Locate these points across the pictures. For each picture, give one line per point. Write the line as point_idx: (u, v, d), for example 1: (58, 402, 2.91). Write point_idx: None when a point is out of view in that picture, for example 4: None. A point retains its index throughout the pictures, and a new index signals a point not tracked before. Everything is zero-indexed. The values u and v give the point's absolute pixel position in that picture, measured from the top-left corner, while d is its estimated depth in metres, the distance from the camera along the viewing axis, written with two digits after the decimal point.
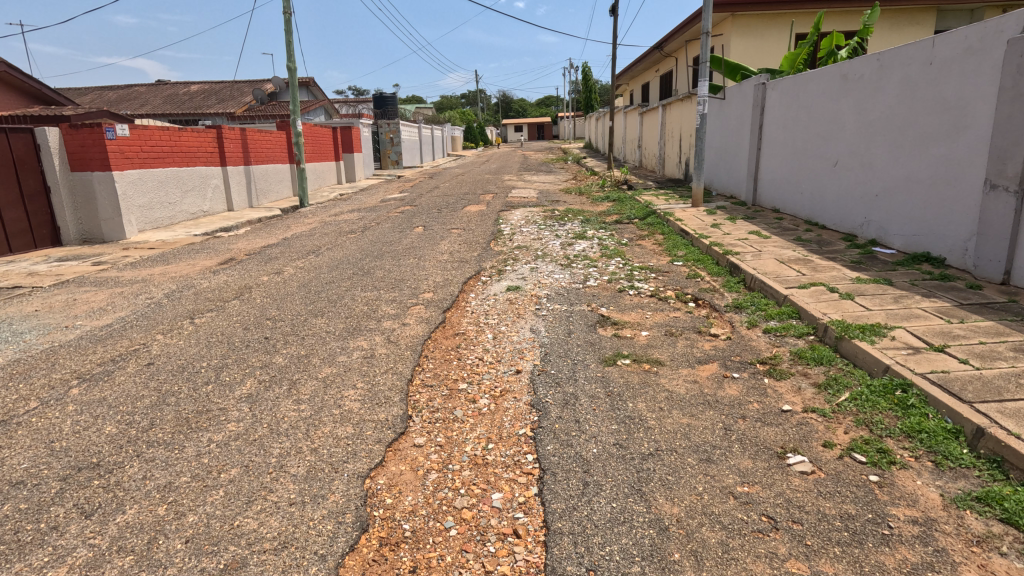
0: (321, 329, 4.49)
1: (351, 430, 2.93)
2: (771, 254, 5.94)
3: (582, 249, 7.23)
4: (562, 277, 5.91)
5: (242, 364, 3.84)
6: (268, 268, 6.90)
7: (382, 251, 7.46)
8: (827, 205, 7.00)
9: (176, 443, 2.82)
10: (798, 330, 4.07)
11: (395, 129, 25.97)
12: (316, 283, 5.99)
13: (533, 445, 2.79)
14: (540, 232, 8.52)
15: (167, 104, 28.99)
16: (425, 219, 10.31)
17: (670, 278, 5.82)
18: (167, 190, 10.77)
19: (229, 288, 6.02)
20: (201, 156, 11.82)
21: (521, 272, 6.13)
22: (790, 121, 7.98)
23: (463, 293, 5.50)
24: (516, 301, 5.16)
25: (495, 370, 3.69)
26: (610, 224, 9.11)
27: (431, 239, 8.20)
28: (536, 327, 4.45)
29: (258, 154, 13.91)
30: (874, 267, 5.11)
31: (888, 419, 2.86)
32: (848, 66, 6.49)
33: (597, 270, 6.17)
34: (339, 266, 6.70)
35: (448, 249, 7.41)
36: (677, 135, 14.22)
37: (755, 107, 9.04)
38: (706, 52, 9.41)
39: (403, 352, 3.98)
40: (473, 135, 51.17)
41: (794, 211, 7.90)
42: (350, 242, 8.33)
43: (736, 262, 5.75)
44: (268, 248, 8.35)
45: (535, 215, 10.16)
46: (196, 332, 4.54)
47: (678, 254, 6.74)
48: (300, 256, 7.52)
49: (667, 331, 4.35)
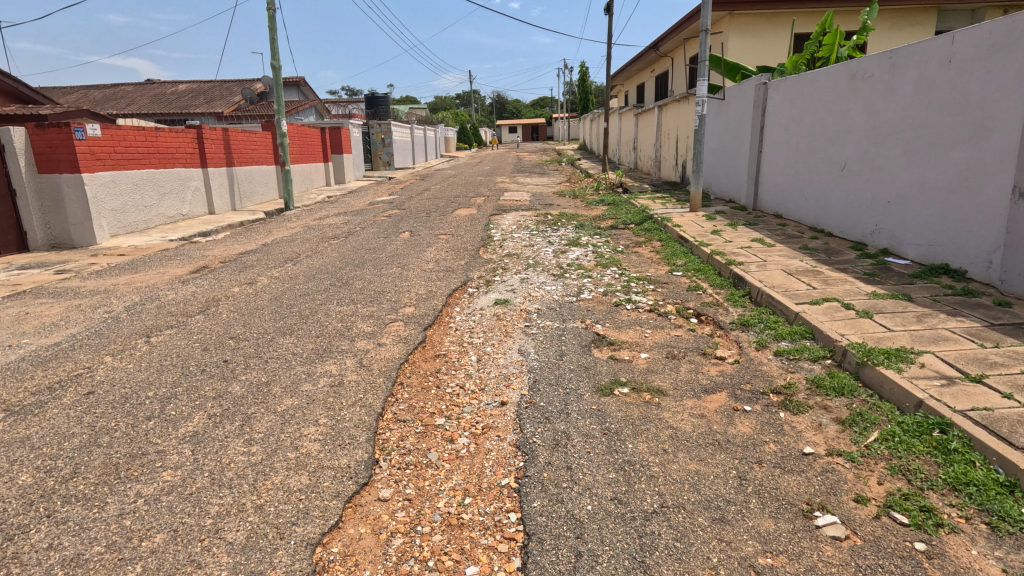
0: (288, 350, 4.07)
1: (306, 480, 2.52)
2: (777, 264, 5.57)
3: (576, 257, 6.83)
4: (554, 289, 5.51)
5: (193, 393, 3.41)
6: (242, 278, 6.48)
7: (364, 259, 7.04)
8: (833, 211, 6.65)
9: (98, 498, 2.40)
10: (813, 353, 3.69)
11: (386, 129, 25.43)
12: (290, 295, 5.57)
13: (517, 501, 2.39)
14: (532, 238, 8.12)
15: (154, 104, 28.42)
16: (413, 223, 9.89)
17: (670, 290, 5.44)
18: (142, 193, 10.30)
19: (196, 301, 5.58)
20: (180, 157, 11.36)
21: (510, 282, 5.73)
22: (793, 123, 7.64)
23: (447, 307, 5.09)
24: (504, 317, 4.76)
25: (478, 403, 3.29)
26: (605, 229, 8.72)
27: (417, 246, 7.78)
28: (525, 348, 4.05)
29: (241, 155, 13.44)
30: (890, 281, 4.74)
31: (927, 466, 2.48)
32: (856, 64, 6.14)
33: (592, 281, 5.77)
34: (317, 276, 6.28)
35: (434, 257, 7.00)
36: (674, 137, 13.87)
37: (756, 108, 8.70)
38: (705, 50, 9.04)
39: (375, 380, 3.56)
40: (467, 136, 50.76)
41: (798, 217, 7.55)
42: (332, 248, 7.91)
43: (740, 274, 5.37)
44: (244, 255, 7.91)
45: (527, 220, 9.76)
46: (149, 353, 4.11)
47: (678, 264, 6.35)
48: (276, 264, 7.10)
49: (668, 353, 3.96)
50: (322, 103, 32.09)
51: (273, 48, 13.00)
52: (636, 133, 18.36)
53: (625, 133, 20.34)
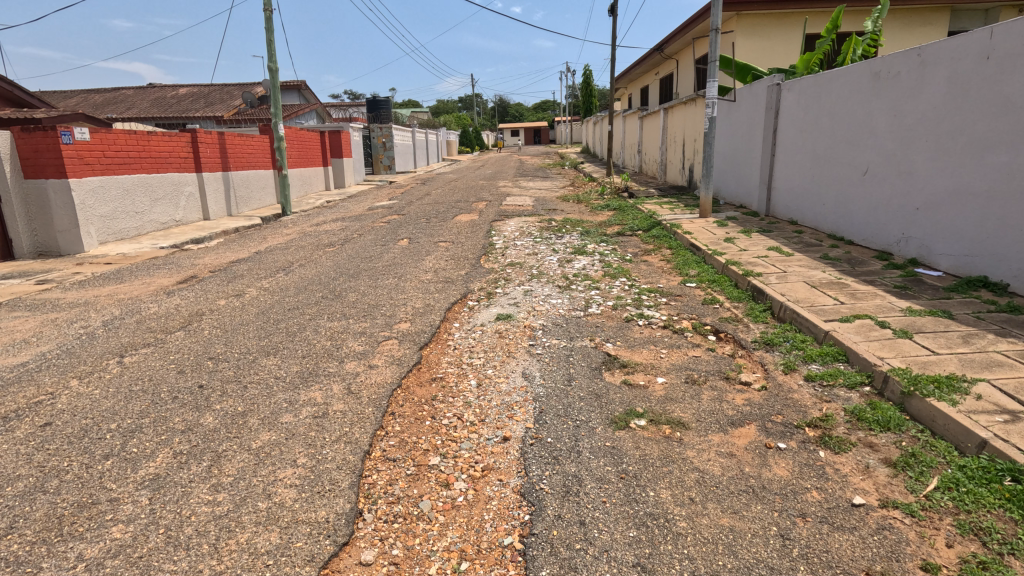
0: (271, 373, 3.72)
1: (276, 540, 2.17)
2: (799, 276, 5.21)
3: (583, 267, 6.47)
4: (560, 302, 5.16)
5: (160, 426, 3.06)
6: (229, 289, 6.15)
7: (359, 269, 6.70)
8: (854, 218, 6.30)
9: (31, 563, 2.06)
10: (850, 379, 3.33)
11: (387, 133, 25.12)
12: (278, 309, 5.23)
13: (522, 567, 2.04)
14: (535, 246, 7.77)
15: (154, 108, 28.21)
16: (412, 230, 9.56)
17: (684, 303, 5.08)
18: (134, 198, 10.00)
19: (179, 315, 5.24)
20: (174, 162, 11.06)
21: (513, 295, 5.38)
22: (809, 125, 7.30)
23: (445, 323, 4.75)
24: (506, 334, 4.40)
25: (477, 438, 2.93)
26: (612, 236, 8.37)
27: (416, 255, 7.44)
28: (529, 371, 3.69)
29: (238, 159, 13.15)
30: (925, 295, 4.38)
31: (1004, 525, 2.11)
32: (880, 62, 5.80)
33: (600, 293, 5.42)
34: (308, 287, 5.95)
35: (433, 267, 6.66)
36: (680, 140, 13.53)
37: (769, 110, 8.35)
38: (715, 49, 8.69)
39: (363, 410, 3.20)
40: (469, 140, 50.48)
41: (814, 224, 7.21)
42: (326, 257, 7.57)
43: (760, 286, 5.01)
44: (235, 264, 7.58)
45: (530, 226, 9.41)
46: (119, 377, 3.76)
47: (691, 274, 6.00)
48: (267, 274, 6.77)
49: (688, 377, 3.60)
50: (323, 107, 31.88)
51: (269, 49, 12.71)
52: (641, 136, 18.03)
53: (629, 136, 20.02)
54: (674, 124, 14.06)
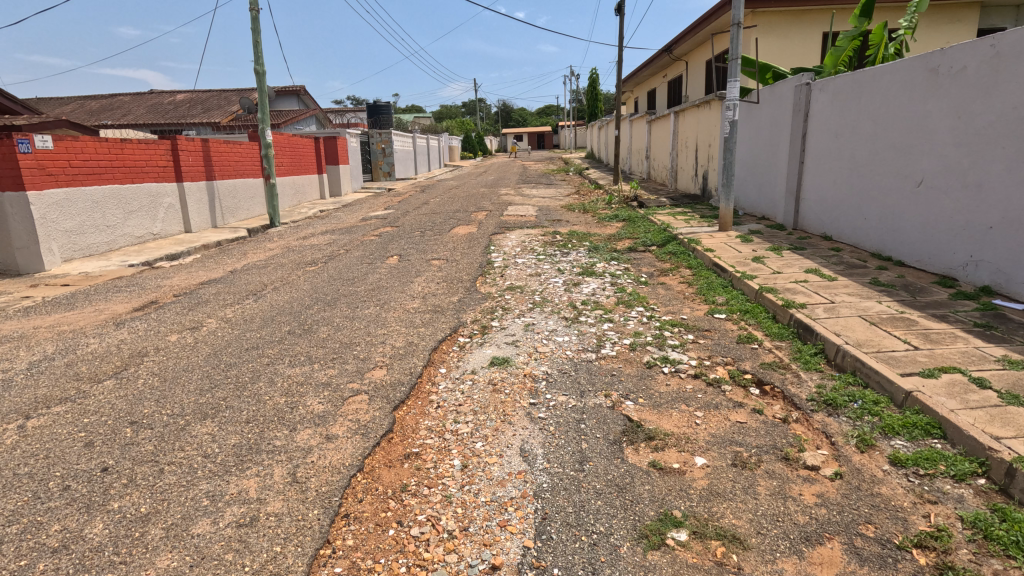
0: (199, 448, 2.90)
1: None
2: (852, 308, 4.38)
3: (592, 292, 5.65)
4: (567, 339, 4.35)
5: (28, 541, 2.25)
6: (188, 319, 5.38)
7: (338, 294, 5.93)
8: (905, 236, 5.49)
9: None
10: (956, 467, 2.50)
11: (386, 138, 24.41)
12: (234, 348, 4.45)
13: None
14: (538, 265, 6.97)
15: (150, 114, 27.61)
16: (403, 244, 8.78)
17: (715, 342, 4.27)
18: (105, 211, 9.27)
19: (117, 355, 4.45)
20: (152, 171, 10.36)
21: (511, 330, 4.58)
22: (845, 129, 6.50)
23: (428, 370, 3.94)
24: (501, 387, 3.59)
25: (457, 565, 2.12)
26: (623, 253, 7.56)
27: (404, 276, 6.64)
28: (529, 447, 2.89)
29: (223, 168, 12.45)
30: (1019, 339, 3.55)
31: None
32: (939, 56, 4.99)
33: (614, 328, 4.61)
34: (276, 319, 5.16)
35: (422, 292, 5.88)
36: (692, 146, 12.76)
37: (796, 113, 7.56)
38: (737, 46, 7.89)
39: (307, 512, 2.41)
40: (472, 145, 49.94)
41: (852, 241, 6.41)
42: (305, 278, 6.82)
43: (807, 322, 4.19)
44: (203, 287, 6.80)
45: (533, 240, 8.61)
46: (9, 453, 2.96)
47: (719, 303, 5.18)
48: (236, 300, 6.01)
49: (735, 457, 2.77)
50: (322, 112, 31.29)
51: (256, 51, 11.97)
52: (648, 140, 17.27)
53: (636, 141, 19.26)
54: (685, 129, 13.29)
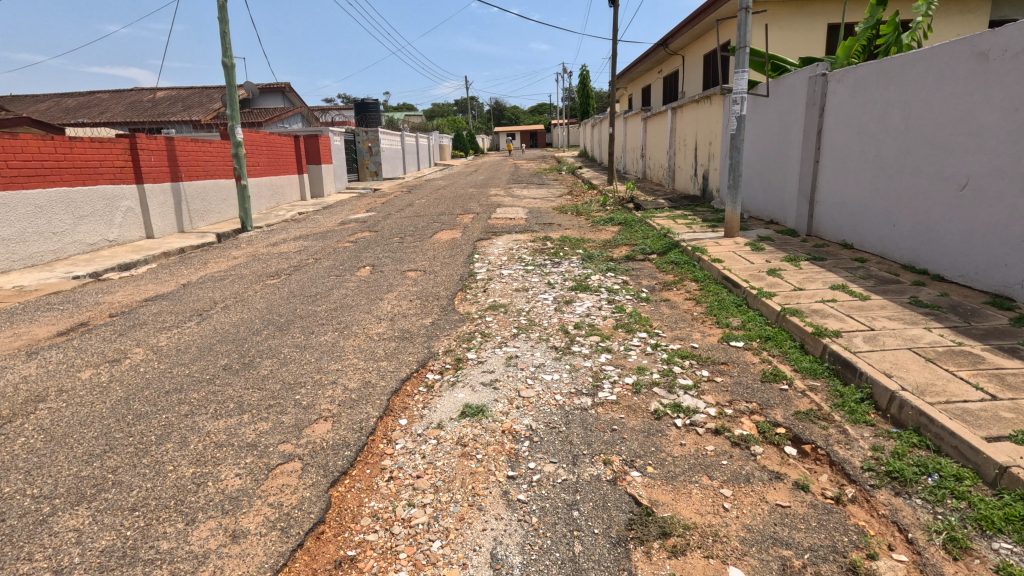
0: (52, 558, 2.13)
1: None
2: (897, 337, 3.65)
3: (586, 313, 4.88)
4: (557, 378, 3.60)
5: None
6: (114, 348, 4.58)
7: (295, 315, 5.15)
8: (945, 246, 4.81)
9: None
10: None
11: (373, 137, 23.56)
12: (153, 390, 3.65)
13: None
14: (526, 277, 6.22)
15: (127, 112, 26.60)
16: (379, 253, 7.99)
17: (736, 383, 3.53)
18: (50, 216, 8.42)
19: (10, 399, 3.65)
20: (107, 172, 9.52)
21: (491, 364, 3.83)
22: (870, 124, 5.81)
23: (385, 422, 3.18)
24: (473, 451, 2.84)
25: None
26: (620, 263, 6.82)
27: (373, 292, 5.85)
28: (504, 553, 2.13)
29: (191, 168, 11.62)
30: None
31: None
32: (989, 38, 4.30)
33: (613, 361, 3.86)
34: (214, 348, 4.38)
35: (391, 312, 5.12)
36: (691, 144, 12.00)
37: (811, 107, 6.86)
38: (745, 33, 7.15)
39: None
40: (462, 144, 49.11)
41: (878, 250, 5.73)
42: (263, 293, 6.04)
43: (847, 357, 3.46)
44: (146, 305, 5.99)
45: (521, 247, 7.85)
46: None
47: (735, 327, 4.44)
48: (177, 322, 5.21)
49: (784, 568, 2.03)
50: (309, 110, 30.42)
51: (224, 42, 11.14)
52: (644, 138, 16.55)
53: (631, 139, 18.53)
54: (683, 126, 12.59)
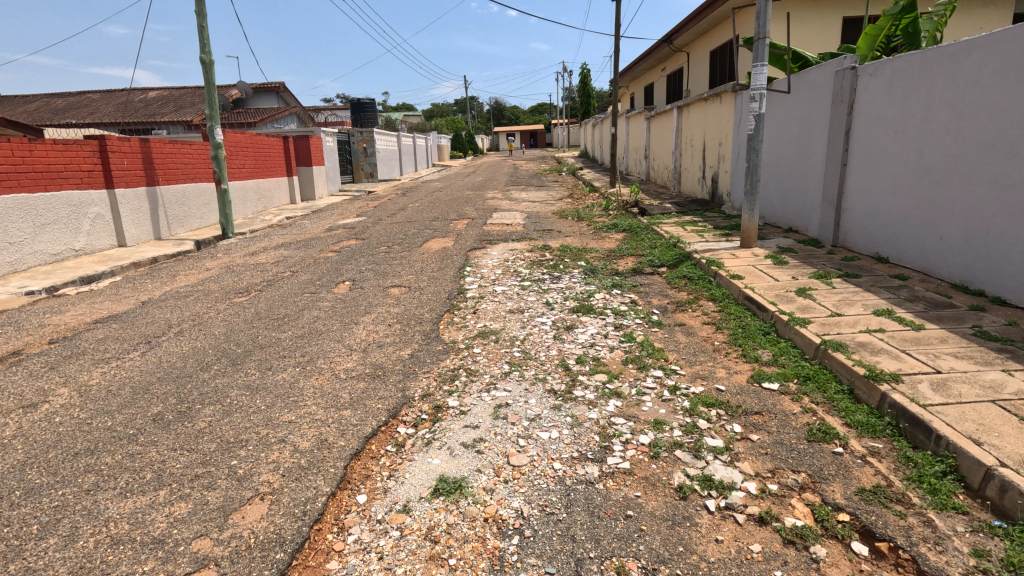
0: None
1: None
2: (973, 385, 2.97)
3: (590, 343, 4.21)
4: (556, 436, 2.93)
5: None
6: (35, 387, 3.89)
7: (254, 345, 4.47)
8: (1007, 266, 4.15)
9: None
10: None
11: (368, 138, 22.90)
12: (58, 451, 2.96)
13: None
14: (521, 295, 5.55)
15: (116, 113, 25.92)
16: (362, 265, 7.31)
17: (777, 443, 2.86)
18: (7, 224, 7.76)
19: None
20: (73, 177, 8.86)
21: (475, 416, 3.15)
22: (912, 123, 5.12)
23: (338, 502, 2.51)
24: (447, 554, 2.16)
25: None
26: (627, 277, 6.15)
27: (349, 314, 5.16)
28: None
29: (168, 171, 10.96)
30: None
31: None
32: None
33: (624, 412, 3.18)
34: (150, 390, 3.69)
35: (364, 341, 4.43)
36: (699, 145, 11.31)
37: (838, 104, 6.17)
38: (765, 22, 6.46)
39: None
40: (462, 144, 48.44)
41: (920, 265, 5.07)
42: (226, 315, 5.36)
43: (916, 412, 2.78)
44: (92, 328, 5.30)
45: (517, 259, 7.18)
46: None
47: (766, 363, 3.77)
48: (120, 352, 4.53)
49: None
50: (303, 110, 29.75)
51: (202, 37, 10.47)
52: (647, 139, 15.86)
53: (635, 139, 17.79)
54: (690, 126, 11.92)
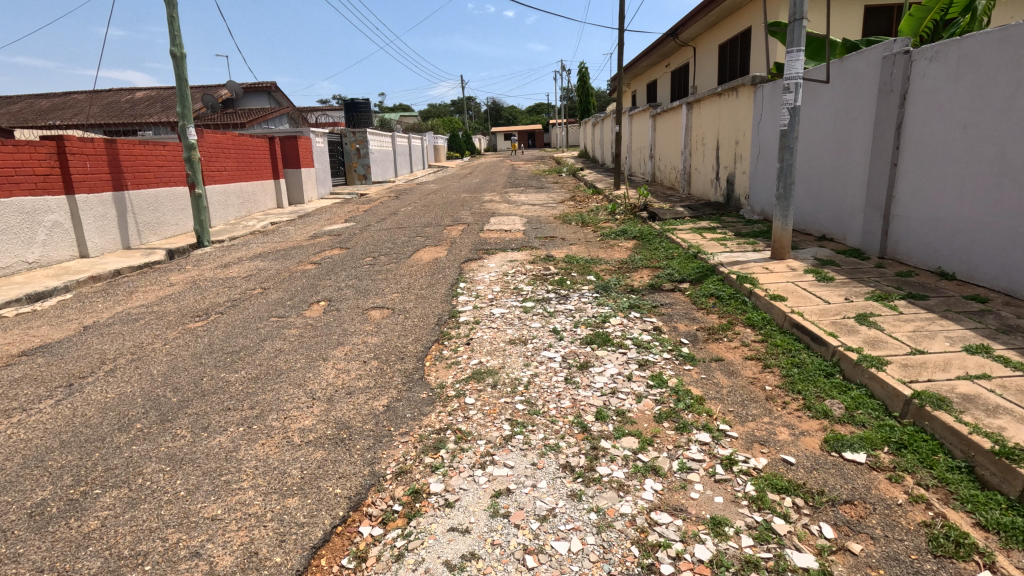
0: None
1: None
2: None
3: (610, 388, 3.37)
4: (580, 546, 2.09)
5: None
6: None
7: (194, 391, 3.62)
8: None
9: None
10: None
11: (361, 138, 22.01)
12: None
13: None
14: (524, 319, 4.72)
15: (101, 114, 25.01)
16: (342, 280, 6.45)
17: (892, 559, 2.02)
18: None
19: None
20: (26, 181, 7.99)
21: (467, 509, 2.32)
22: (991, 114, 4.27)
23: None
24: None
25: None
26: (646, 296, 5.32)
27: (318, 347, 4.31)
28: None
29: (138, 175, 10.11)
30: None
31: None
32: None
33: (669, 501, 2.34)
34: (41, 463, 2.83)
35: (329, 386, 3.58)
36: (712, 144, 10.47)
37: (888, 94, 5.32)
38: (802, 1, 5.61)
39: None
40: (459, 145, 47.52)
41: (1002, 284, 4.26)
42: (172, 347, 4.50)
43: None
44: (12, 363, 4.44)
45: (518, 272, 6.34)
46: None
47: (840, 419, 2.94)
48: (30, 399, 3.66)
49: None
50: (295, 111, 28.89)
51: (172, 29, 9.63)
52: (653, 138, 15.03)
53: (639, 139, 16.96)
54: (701, 123, 11.08)
